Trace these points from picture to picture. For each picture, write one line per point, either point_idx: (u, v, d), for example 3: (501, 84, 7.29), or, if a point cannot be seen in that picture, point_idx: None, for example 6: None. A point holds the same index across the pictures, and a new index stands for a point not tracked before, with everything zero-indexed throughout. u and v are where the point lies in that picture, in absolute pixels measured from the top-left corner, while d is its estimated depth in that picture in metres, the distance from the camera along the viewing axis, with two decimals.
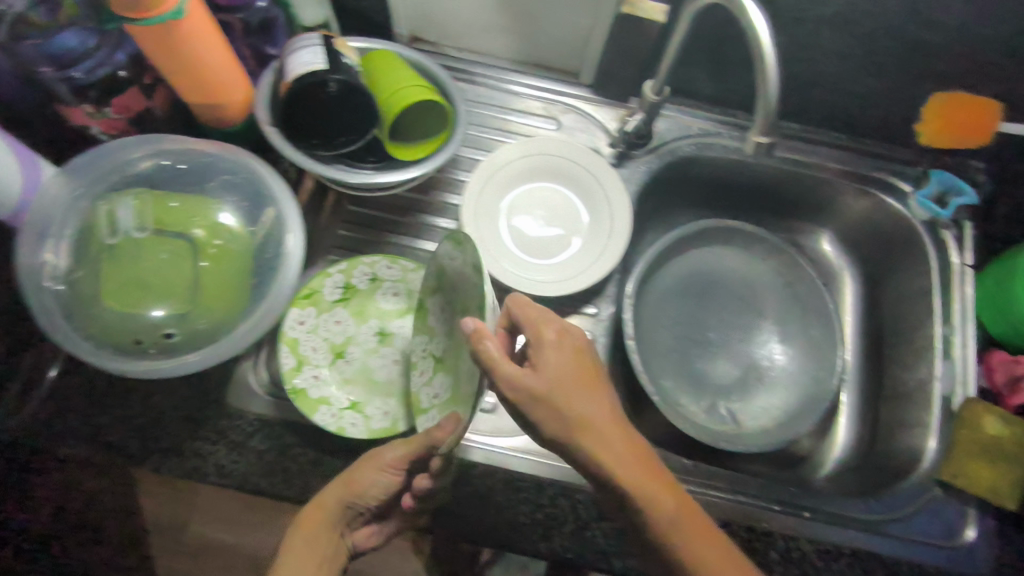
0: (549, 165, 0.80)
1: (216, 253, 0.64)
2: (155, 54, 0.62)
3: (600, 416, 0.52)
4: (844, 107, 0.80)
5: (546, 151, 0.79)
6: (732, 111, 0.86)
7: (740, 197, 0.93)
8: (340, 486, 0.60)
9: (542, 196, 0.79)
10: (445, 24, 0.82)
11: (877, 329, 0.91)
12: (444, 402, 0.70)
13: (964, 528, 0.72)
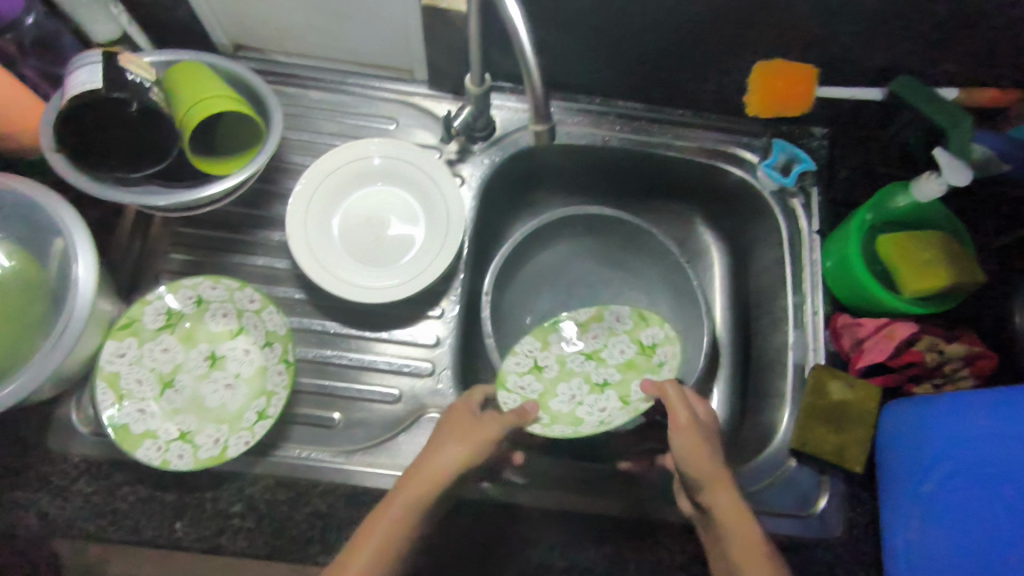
0: (362, 164, 0.77)
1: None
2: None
3: (724, 474, 0.61)
4: (676, 82, 0.80)
5: (352, 150, 0.76)
6: (574, 95, 0.85)
7: (599, 181, 0.92)
8: (434, 458, 0.60)
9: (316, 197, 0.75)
10: (263, 29, 0.79)
11: (743, 302, 0.91)
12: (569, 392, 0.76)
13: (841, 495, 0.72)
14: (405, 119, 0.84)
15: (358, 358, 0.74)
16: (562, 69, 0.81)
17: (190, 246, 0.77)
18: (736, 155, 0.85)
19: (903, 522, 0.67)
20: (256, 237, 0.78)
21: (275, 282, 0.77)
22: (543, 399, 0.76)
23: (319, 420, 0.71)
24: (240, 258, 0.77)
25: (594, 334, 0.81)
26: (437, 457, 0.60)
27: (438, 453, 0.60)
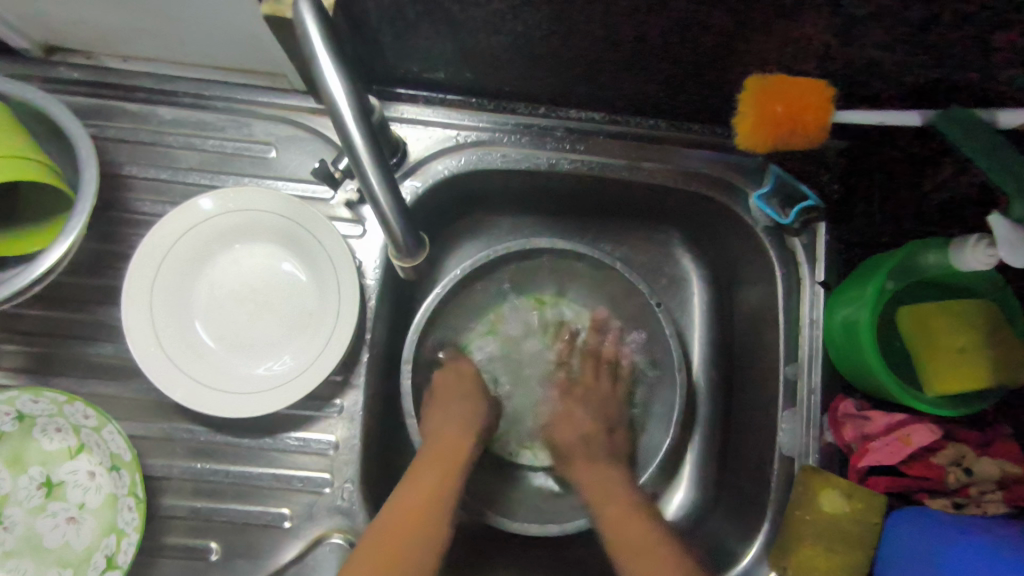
0: (224, 231, 0.59)
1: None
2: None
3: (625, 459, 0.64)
4: (641, 91, 0.60)
5: (201, 211, 0.58)
6: (512, 105, 0.64)
7: (553, 203, 0.73)
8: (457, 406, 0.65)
9: (302, 255, 0.60)
10: (76, 32, 0.57)
11: (726, 351, 0.75)
12: (526, 392, 0.73)
13: None
14: (290, 147, 0.64)
15: (238, 471, 0.60)
16: (489, 76, 0.60)
17: (21, 333, 0.60)
18: (722, 180, 0.65)
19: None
20: (101, 317, 0.61)
21: (128, 375, 0.60)
22: (505, 397, 0.73)
23: (193, 552, 0.58)
24: (81, 346, 0.60)
25: (511, 328, 0.75)
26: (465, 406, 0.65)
27: (456, 405, 0.64)
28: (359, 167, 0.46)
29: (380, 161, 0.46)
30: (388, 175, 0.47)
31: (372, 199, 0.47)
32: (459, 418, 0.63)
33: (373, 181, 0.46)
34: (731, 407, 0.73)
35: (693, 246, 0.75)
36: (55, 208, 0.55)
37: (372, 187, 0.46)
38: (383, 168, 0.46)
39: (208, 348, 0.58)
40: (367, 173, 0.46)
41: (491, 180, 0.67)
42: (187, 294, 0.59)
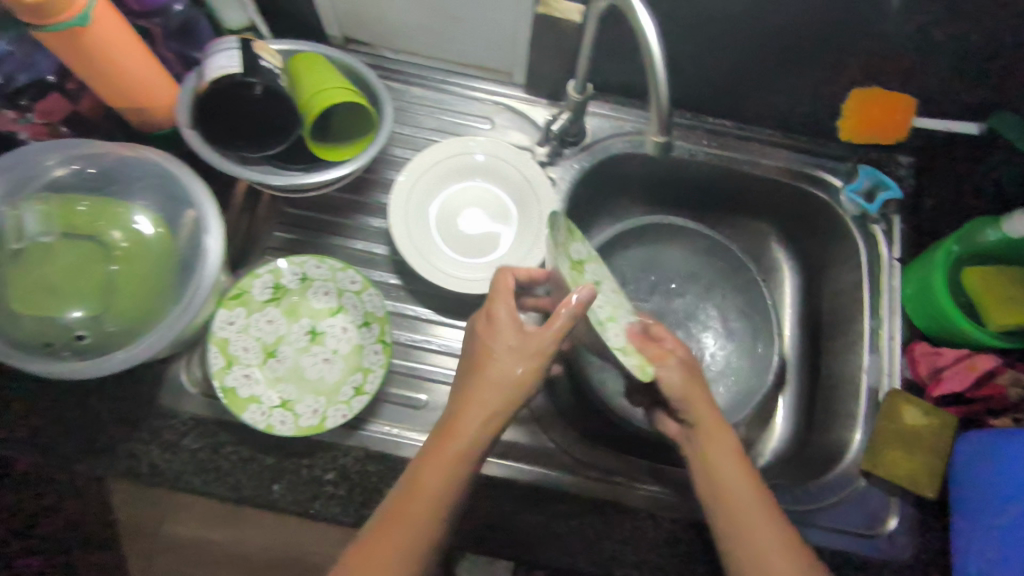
0: (463, 167, 0.82)
1: (124, 255, 0.61)
2: (56, 47, 0.61)
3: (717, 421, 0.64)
4: (768, 101, 0.82)
5: (454, 147, 0.81)
6: (666, 108, 0.88)
7: (680, 192, 0.94)
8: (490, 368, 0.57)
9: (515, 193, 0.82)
10: (377, 26, 0.83)
11: (813, 322, 0.93)
12: None
13: (925, 518, 0.73)
14: (502, 122, 0.87)
15: (444, 344, 0.79)
16: (658, 82, 0.83)
17: (296, 227, 0.82)
18: (819, 177, 0.86)
19: (978, 549, 0.67)
20: (356, 223, 0.82)
21: (371, 266, 0.81)
22: None
23: (407, 401, 0.76)
24: (340, 241, 0.82)
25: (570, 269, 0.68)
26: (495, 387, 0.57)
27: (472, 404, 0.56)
28: (651, 65, 0.54)
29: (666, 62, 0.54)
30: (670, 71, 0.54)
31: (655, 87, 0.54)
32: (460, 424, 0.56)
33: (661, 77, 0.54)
34: (817, 366, 0.90)
35: (784, 237, 0.96)
36: (364, 126, 0.76)
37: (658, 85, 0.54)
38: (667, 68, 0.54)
39: (438, 250, 0.79)
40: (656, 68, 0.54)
41: (645, 164, 0.89)
42: (428, 207, 0.80)
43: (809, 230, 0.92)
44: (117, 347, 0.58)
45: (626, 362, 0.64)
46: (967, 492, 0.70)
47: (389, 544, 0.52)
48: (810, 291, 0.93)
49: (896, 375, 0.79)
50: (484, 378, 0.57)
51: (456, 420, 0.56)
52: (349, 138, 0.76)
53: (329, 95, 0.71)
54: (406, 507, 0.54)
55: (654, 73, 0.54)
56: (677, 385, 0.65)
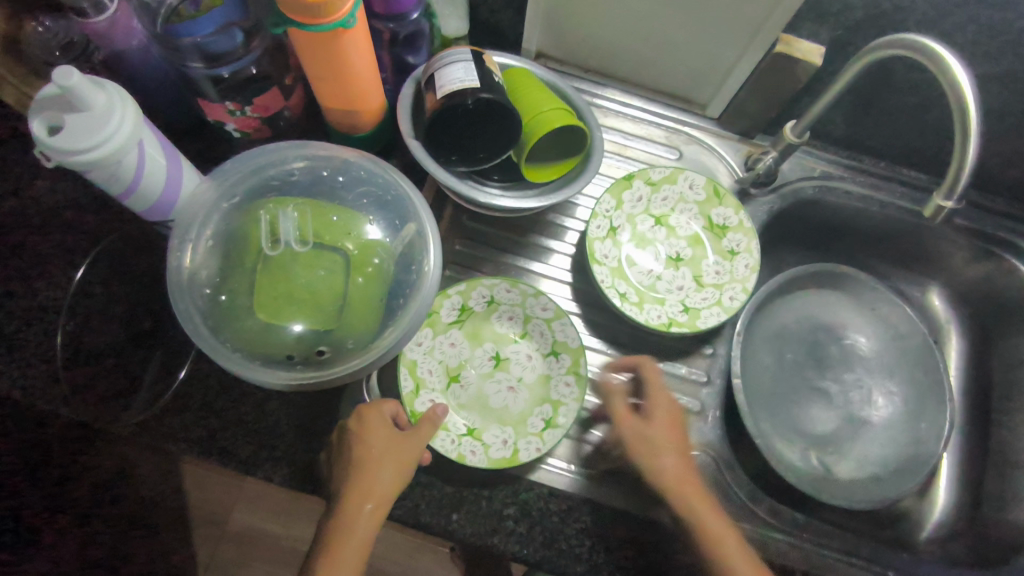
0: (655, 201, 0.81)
1: (370, 272, 0.59)
2: (303, 45, 0.59)
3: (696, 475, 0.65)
4: (978, 161, 0.79)
5: None
6: (858, 155, 0.85)
7: (850, 242, 0.91)
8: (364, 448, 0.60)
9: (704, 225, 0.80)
10: (580, 46, 0.81)
11: (980, 390, 0.89)
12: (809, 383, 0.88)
13: None
14: (689, 153, 0.85)
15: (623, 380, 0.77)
16: (860, 130, 0.80)
17: (475, 241, 0.80)
18: (1011, 244, 0.83)
19: None
20: (535, 243, 0.81)
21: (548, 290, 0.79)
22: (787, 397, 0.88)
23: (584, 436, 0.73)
24: (521, 263, 0.80)
25: (664, 195, 0.78)
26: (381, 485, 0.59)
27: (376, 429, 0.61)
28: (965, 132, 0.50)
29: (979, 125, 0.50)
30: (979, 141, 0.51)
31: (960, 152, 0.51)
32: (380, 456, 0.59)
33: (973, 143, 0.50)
34: (985, 439, 0.86)
35: (953, 300, 0.92)
36: (575, 151, 0.73)
37: (969, 144, 0.50)
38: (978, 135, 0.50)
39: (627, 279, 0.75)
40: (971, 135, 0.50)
41: (829, 213, 0.86)
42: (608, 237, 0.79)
43: (987, 294, 0.88)
44: (337, 364, 0.56)
45: (658, 312, 0.73)
46: None
47: (369, 515, 0.57)
48: (979, 357, 0.90)
49: None
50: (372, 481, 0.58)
51: (366, 442, 0.60)
52: (559, 160, 0.73)
53: (549, 115, 0.68)
54: (371, 499, 0.58)
55: (966, 131, 0.50)
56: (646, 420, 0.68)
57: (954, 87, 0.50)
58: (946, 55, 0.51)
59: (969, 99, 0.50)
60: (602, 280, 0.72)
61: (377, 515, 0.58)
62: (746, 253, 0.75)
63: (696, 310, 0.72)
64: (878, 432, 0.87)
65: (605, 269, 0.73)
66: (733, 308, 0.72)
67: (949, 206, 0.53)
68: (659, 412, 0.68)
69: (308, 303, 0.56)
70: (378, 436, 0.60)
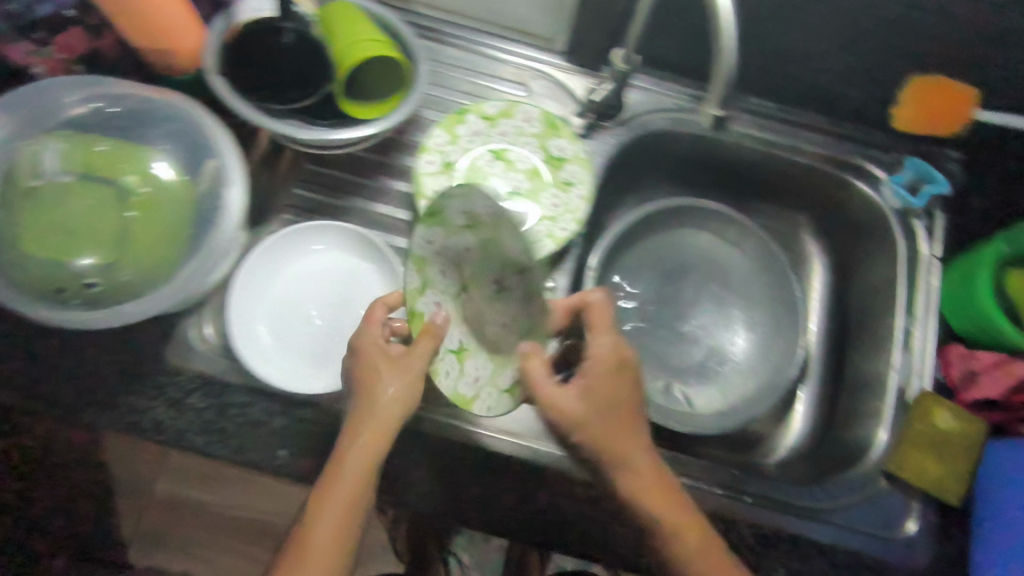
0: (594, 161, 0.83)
1: (144, 203, 0.61)
2: None
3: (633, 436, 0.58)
4: (816, 86, 0.79)
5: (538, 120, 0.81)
6: (706, 86, 0.84)
7: (711, 176, 0.91)
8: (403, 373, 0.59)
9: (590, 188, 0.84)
10: None
11: (839, 318, 0.90)
12: None
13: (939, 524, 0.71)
14: (538, 89, 0.83)
15: None
16: (699, 59, 0.80)
17: (316, 185, 0.78)
18: (859, 168, 0.83)
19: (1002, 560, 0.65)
20: (378, 184, 0.79)
21: (390, 232, 0.78)
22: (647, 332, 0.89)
23: None
24: (363, 203, 0.78)
25: (501, 130, 0.77)
26: (388, 416, 0.57)
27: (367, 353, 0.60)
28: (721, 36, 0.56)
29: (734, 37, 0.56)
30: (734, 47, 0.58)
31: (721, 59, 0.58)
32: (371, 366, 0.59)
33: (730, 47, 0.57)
34: (841, 364, 0.87)
35: (817, 232, 0.93)
36: (395, 83, 0.72)
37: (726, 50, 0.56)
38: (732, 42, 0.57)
39: None
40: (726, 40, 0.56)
41: (679, 145, 0.86)
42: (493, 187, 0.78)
43: (843, 221, 0.89)
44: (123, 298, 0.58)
45: None
46: (990, 498, 0.69)
47: (365, 447, 0.56)
48: (839, 286, 0.90)
49: (925, 378, 0.76)
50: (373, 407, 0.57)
51: (370, 375, 0.59)
52: (381, 94, 0.72)
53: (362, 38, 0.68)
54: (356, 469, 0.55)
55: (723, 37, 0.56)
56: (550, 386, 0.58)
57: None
58: None
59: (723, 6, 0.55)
60: (429, 213, 0.72)
61: (377, 446, 0.56)
62: (581, 185, 0.75)
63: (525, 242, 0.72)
64: (736, 363, 0.88)
65: (435, 203, 0.73)
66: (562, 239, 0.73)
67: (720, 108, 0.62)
68: (600, 365, 0.59)
69: (77, 233, 0.58)
70: (391, 385, 0.58)
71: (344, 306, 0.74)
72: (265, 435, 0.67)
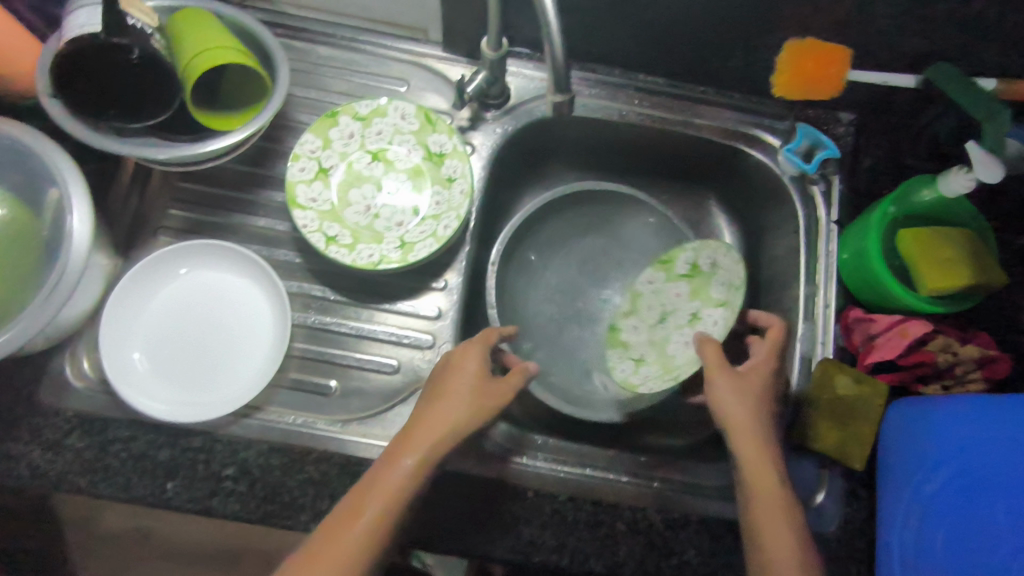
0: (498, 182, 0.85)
1: None
2: None
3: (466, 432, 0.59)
4: (699, 58, 0.77)
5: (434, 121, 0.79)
6: (593, 66, 0.82)
7: (612, 157, 0.89)
8: (455, 375, 0.62)
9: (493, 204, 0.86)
10: None
11: (751, 289, 0.89)
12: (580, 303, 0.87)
13: (850, 486, 0.71)
14: (418, 84, 0.80)
15: (357, 326, 0.73)
16: (580, 40, 0.78)
17: (194, 203, 0.75)
18: (754, 137, 0.82)
19: (900, 519, 0.66)
20: (258, 197, 0.76)
21: (275, 244, 0.75)
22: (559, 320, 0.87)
23: (315, 388, 0.71)
24: (243, 218, 0.75)
25: (377, 129, 0.74)
26: (452, 406, 0.60)
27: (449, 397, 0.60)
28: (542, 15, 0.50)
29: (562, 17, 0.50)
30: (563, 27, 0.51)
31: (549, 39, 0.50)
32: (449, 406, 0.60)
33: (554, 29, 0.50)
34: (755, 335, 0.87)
35: (724, 203, 0.92)
36: (254, 92, 0.70)
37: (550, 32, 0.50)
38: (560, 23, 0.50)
39: (346, 222, 0.72)
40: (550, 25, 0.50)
41: (571, 127, 0.84)
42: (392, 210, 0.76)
43: (744, 190, 0.88)
44: None
45: (369, 252, 0.70)
46: (889, 460, 0.69)
47: (426, 445, 0.57)
48: (751, 256, 0.90)
49: (829, 344, 0.75)
50: (438, 405, 0.60)
51: (461, 365, 0.63)
52: (240, 104, 0.70)
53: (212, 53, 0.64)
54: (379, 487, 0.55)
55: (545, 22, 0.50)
56: (460, 396, 0.60)
57: None
58: None
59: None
60: (304, 223, 0.69)
61: (438, 444, 0.57)
62: (464, 179, 0.73)
63: (409, 244, 0.70)
64: None
65: (311, 213, 0.70)
66: (445, 237, 0.70)
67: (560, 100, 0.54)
68: (467, 372, 0.62)
69: None
70: (460, 398, 0.60)
71: (240, 326, 0.71)
72: (152, 469, 0.64)
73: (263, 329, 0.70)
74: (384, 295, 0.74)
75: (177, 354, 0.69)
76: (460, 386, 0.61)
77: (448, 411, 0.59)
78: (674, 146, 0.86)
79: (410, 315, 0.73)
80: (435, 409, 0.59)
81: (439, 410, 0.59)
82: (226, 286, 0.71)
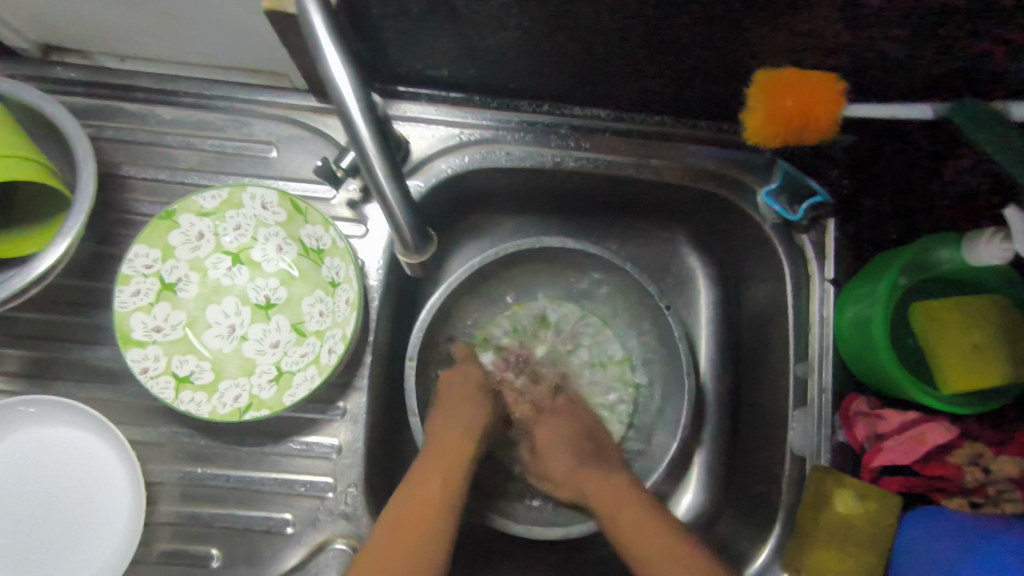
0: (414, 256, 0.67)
1: None
2: None
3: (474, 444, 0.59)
4: (650, 86, 0.59)
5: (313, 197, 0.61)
6: (517, 102, 0.64)
7: (554, 203, 0.72)
8: (457, 404, 0.61)
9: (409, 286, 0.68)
10: (75, 30, 0.55)
11: (735, 350, 0.74)
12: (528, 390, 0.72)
13: None
14: (291, 147, 0.61)
15: (240, 474, 0.59)
16: (493, 73, 0.59)
17: (17, 334, 0.59)
18: (727, 178, 0.64)
19: None
20: (98, 320, 0.60)
21: (126, 378, 0.59)
22: None
23: (193, 559, 0.57)
24: (82, 348, 0.59)
25: (233, 224, 0.59)
26: (461, 424, 0.60)
27: (461, 417, 0.60)
28: (368, 166, 0.46)
29: (366, 94, 0.44)
30: (397, 174, 0.47)
31: (380, 192, 0.47)
32: (462, 430, 0.59)
33: (382, 180, 0.46)
34: (740, 410, 0.72)
35: (698, 245, 0.75)
36: (60, 202, 0.54)
37: (377, 181, 0.46)
38: (392, 166, 0.46)
39: (205, 350, 0.58)
40: (375, 173, 0.46)
41: (495, 177, 0.66)
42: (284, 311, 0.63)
43: (721, 234, 0.71)
44: None
45: (234, 392, 0.57)
46: None
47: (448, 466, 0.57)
48: (732, 310, 0.74)
49: (825, 440, 0.61)
50: (452, 427, 0.59)
51: (456, 388, 0.63)
52: (44, 215, 0.54)
53: None
54: (422, 511, 0.53)
55: (368, 166, 0.46)
56: (471, 417, 0.61)
57: (342, 109, 0.44)
58: (326, 67, 0.43)
59: (358, 120, 0.44)
60: (143, 366, 0.55)
61: (455, 463, 0.57)
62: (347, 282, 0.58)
63: (284, 379, 0.56)
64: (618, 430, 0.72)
65: (154, 348, 0.56)
66: (328, 366, 0.56)
67: (412, 248, 0.51)
68: (465, 393, 0.62)
69: None
70: (469, 414, 0.61)
71: (88, 494, 0.56)
72: None
73: (116, 497, 0.56)
74: (270, 431, 0.59)
75: (9, 543, 0.55)
76: (466, 407, 0.61)
77: (464, 427, 0.60)
78: (629, 189, 0.68)
79: (304, 455, 0.59)
80: (456, 423, 0.60)
81: (457, 426, 0.60)
82: (45, 441, 0.57)
